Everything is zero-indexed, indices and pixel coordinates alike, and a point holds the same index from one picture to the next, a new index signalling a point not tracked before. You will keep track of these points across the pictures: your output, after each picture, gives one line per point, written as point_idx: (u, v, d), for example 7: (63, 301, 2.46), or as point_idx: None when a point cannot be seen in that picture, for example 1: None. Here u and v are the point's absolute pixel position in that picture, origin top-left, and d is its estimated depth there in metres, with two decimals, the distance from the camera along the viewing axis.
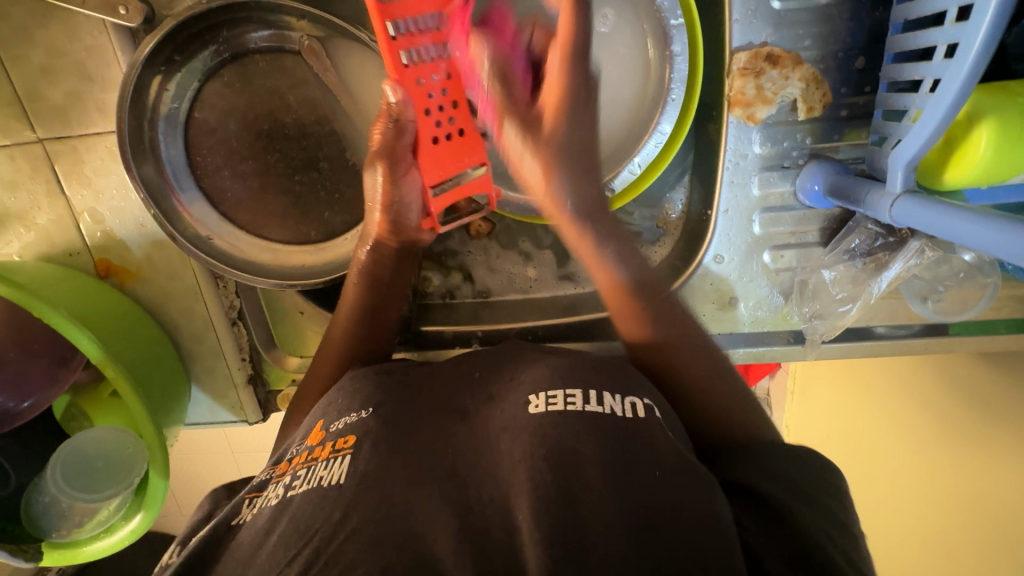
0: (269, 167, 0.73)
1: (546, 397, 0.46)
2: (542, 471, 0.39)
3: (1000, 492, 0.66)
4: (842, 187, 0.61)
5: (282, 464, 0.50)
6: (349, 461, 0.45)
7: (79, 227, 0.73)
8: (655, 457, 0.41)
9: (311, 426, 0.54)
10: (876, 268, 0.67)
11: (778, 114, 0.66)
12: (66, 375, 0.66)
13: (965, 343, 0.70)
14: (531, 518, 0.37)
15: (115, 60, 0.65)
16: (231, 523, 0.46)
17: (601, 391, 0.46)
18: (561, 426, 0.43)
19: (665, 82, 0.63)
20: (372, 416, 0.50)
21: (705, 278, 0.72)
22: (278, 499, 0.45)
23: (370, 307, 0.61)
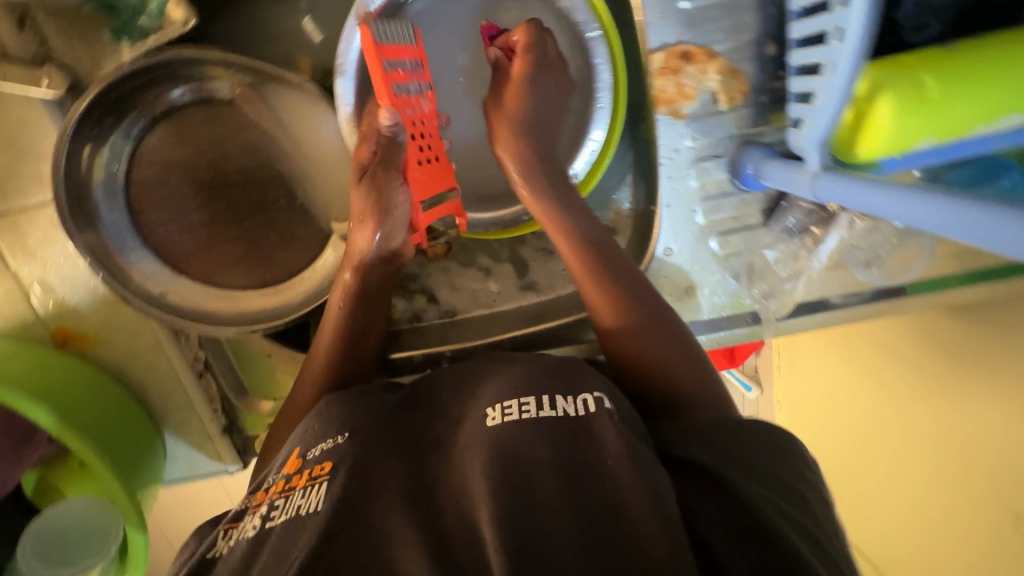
0: (216, 216, 0.73)
1: (501, 409, 0.46)
2: (501, 486, 0.40)
3: (968, 447, 0.68)
4: (769, 169, 0.63)
5: (257, 494, 0.49)
6: (326, 488, 0.44)
7: (31, 299, 0.72)
8: (617, 457, 0.41)
9: (287, 453, 0.52)
10: (812, 244, 0.71)
11: (703, 107, 0.68)
12: (32, 453, 0.65)
13: (919, 301, 0.71)
14: (495, 524, 0.37)
15: (46, 131, 0.66)
16: (207, 558, 0.45)
17: (553, 395, 0.46)
18: (516, 435, 0.43)
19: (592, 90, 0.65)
20: (349, 441, 0.48)
21: (660, 272, 0.74)
22: (255, 532, 0.44)
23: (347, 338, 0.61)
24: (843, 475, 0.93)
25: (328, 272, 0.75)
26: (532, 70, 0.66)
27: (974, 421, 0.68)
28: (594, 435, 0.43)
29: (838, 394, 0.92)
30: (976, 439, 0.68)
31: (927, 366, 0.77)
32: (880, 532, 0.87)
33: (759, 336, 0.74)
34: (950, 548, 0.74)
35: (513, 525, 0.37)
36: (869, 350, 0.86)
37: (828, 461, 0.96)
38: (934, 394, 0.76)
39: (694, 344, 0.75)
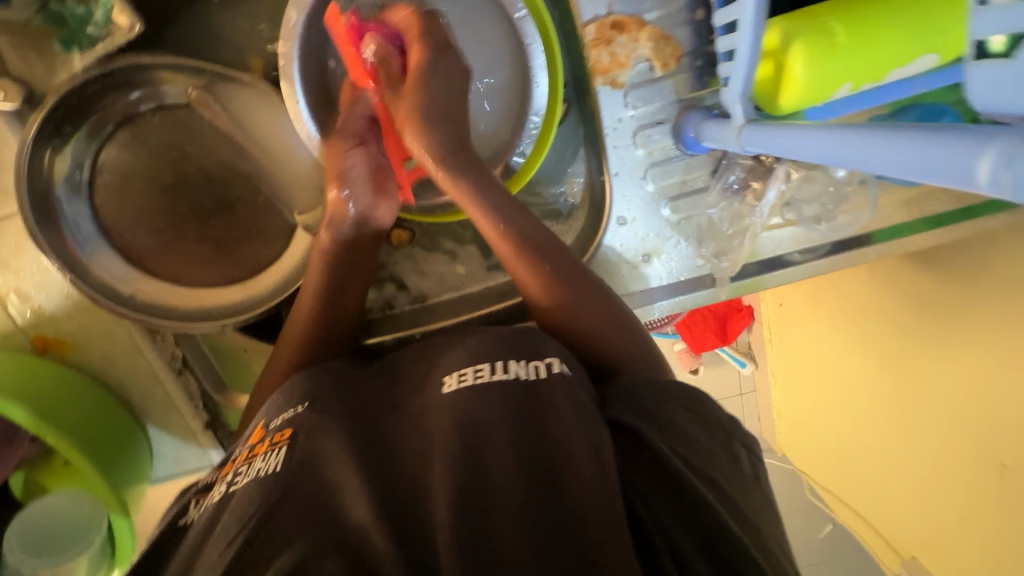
0: (181, 216, 0.75)
1: (457, 375, 0.48)
2: (455, 446, 0.41)
3: (949, 403, 0.68)
4: (706, 130, 0.65)
5: (226, 464, 0.51)
6: (285, 452, 0.45)
7: (8, 310, 0.75)
8: (558, 424, 0.42)
9: (256, 425, 0.54)
10: (754, 199, 0.72)
11: (640, 75, 0.71)
12: (14, 451, 0.68)
13: (885, 249, 0.72)
14: (446, 483, 0.39)
15: (7, 143, 0.68)
16: (179, 525, 0.48)
17: (508, 360, 0.48)
18: (468, 401, 0.45)
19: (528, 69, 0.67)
20: (308, 408, 0.49)
21: (614, 241, 0.76)
22: (221, 496, 0.46)
23: (321, 320, 0.62)
24: (823, 438, 0.92)
25: (293, 264, 0.77)
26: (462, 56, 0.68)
27: (947, 380, 0.68)
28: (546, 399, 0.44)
29: (823, 360, 0.91)
30: (950, 397, 0.67)
31: (899, 331, 0.76)
32: (855, 492, 0.86)
33: (716, 298, 0.76)
34: (933, 511, 0.72)
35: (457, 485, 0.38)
36: (843, 312, 0.85)
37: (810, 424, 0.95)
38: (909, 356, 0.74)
39: (655, 310, 0.77)
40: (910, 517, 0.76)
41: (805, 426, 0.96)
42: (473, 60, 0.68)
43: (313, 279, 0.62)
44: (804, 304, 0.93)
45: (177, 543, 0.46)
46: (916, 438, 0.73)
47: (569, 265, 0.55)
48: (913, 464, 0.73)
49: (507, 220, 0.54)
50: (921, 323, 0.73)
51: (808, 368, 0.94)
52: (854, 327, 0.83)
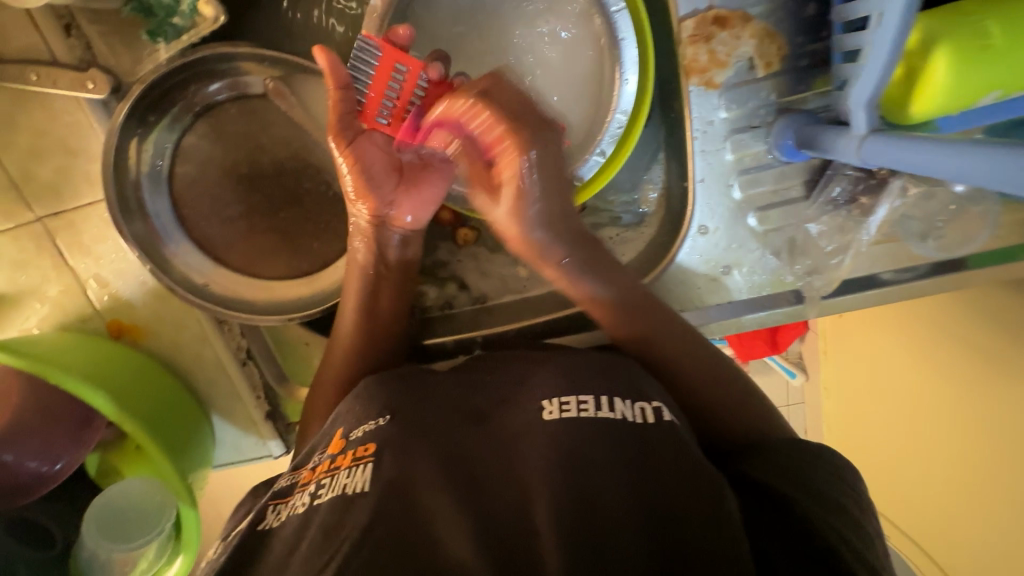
0: (253, 207, 0.75)
1: (558, 403, 0.46)
2: (560, 480, 0.40)
3: None
4: (815, 137, 0.60)
5: (305, 472, 0.50)
6: (371, 469, 0.44)
7: (88, 293, 0.77)
8: (675, 467, 0.41)
9: (331, 433, 0.53)
10: (861, 215, 0.67)
11: (738, 75, 0.66)
12: (91, 435, 0.70)
13: (979, 275, 0.66)
14: (551, 512, 0.38)
15: (93, 132, 0.69)
16: (258, 530, 0.47)
17: (611, 397, 0.46)
18: (574, 434, 0.43)
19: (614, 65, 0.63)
20: (391, 422, 0.48)
21: (694, 250, 0.71)
22: (305, 509, 0.45)
23: (372, 328, 0.63)
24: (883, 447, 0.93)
25: None
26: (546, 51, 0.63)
27: None
28: (666, 445, 0.43)
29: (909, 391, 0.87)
30: None
31: (930, 351, 0.84)
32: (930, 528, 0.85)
33: (801, 316, 0.70)
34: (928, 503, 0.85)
35: (568, 519, 0.37)
36: (899, 335, 0.89)
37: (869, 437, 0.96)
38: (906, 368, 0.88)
39: (744, 323, 0.71)
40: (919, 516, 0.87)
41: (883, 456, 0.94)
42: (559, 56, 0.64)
43: (351, 293, 0.62)
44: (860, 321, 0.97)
45: (262, 549, 0.45)
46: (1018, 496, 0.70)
47: (654, 305, 0.55)
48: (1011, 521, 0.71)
49: (604, 279, 0.56)
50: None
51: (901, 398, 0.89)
52: (917, 353, 0.85)
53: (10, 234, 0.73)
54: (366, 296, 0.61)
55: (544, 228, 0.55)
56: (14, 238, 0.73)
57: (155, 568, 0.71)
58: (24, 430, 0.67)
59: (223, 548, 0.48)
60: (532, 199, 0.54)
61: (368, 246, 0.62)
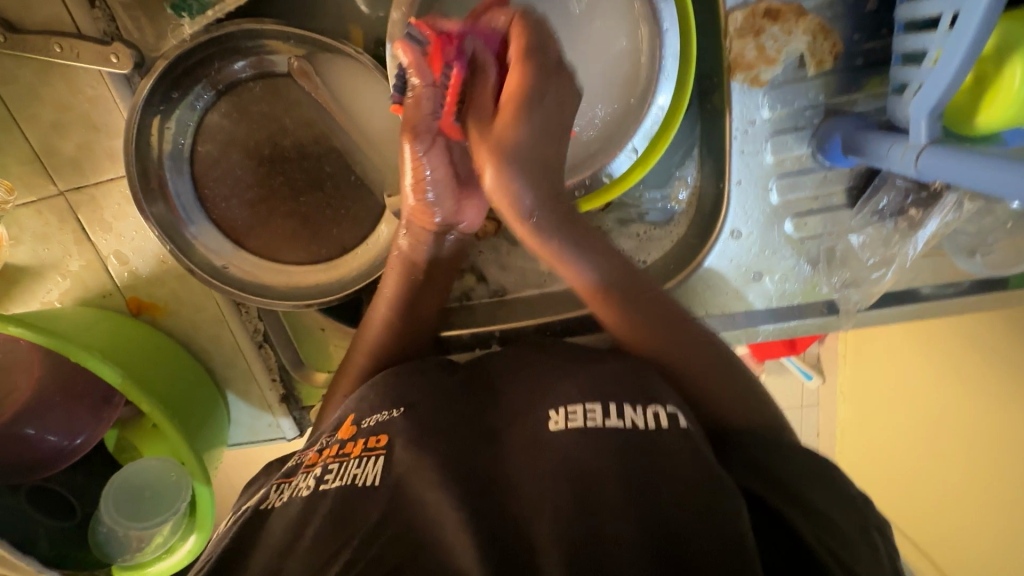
0: (274, 191, 0.73)
1: (565, 413, 0.46)
2: (563, 494, 0.40)
3: None
4: (864, 142, 0.56)
5: (312, 454, 0.52)
6: (382, 463, 0.47)
7: (108, 270, 0.77)
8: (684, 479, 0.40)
9: (341, 419, 0.55)
10: (909, 228, 0.63)
11: (786, 72, 0.62)
12: (110, 412, 0.69)
13: None
14: (553, 527, 0.38)
15: (116, 108, 0.68)
16: (260, 508, 0.48)
17: (621, 403, 0.45)
18: (595, 444, 0.43)
19: (655, 59, 0.59)
20: (404, 415, 0.51)
21: (724, 255, 0.68)
22: (310, 492, 0.46)
23: (404, 327, 0.64)
24: (895, 458, 0.94)
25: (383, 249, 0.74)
26: (579, 41, 0.60)
27: None
28: (669, 452, 0.41)
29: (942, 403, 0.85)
30: None
31: (960, 377, 0.82)
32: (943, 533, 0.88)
33: (834, 328, 0.68)
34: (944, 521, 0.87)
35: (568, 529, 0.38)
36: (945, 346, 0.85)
37: (880, 447, 0.97)
38: (935, 391, 0.86)
39: (758, 333, 0.69)
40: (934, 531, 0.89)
41: (897, 463, 0.94)
42: (594, 45, 0.61)
43: (388, 289, 0.62)
44: (902, 332, 0.92)
45: (263, 525, 0.46)
46: None
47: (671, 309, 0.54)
48: None
49: (591, 263, 0.54)
50: None
51: (924, 407, 0.88)
52: (958, 367, 0.82)
53: (33, 208, 0.73)
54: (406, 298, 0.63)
55: (534, 196, 0.52)
56: (38, 212, 0.73)
57: (171, 544, 0.71)
58: (47, 404, 0.68)
59: (230, 523, 0.49)
60: (518, 158, 0.51)
61: (413, 244, 0.61)
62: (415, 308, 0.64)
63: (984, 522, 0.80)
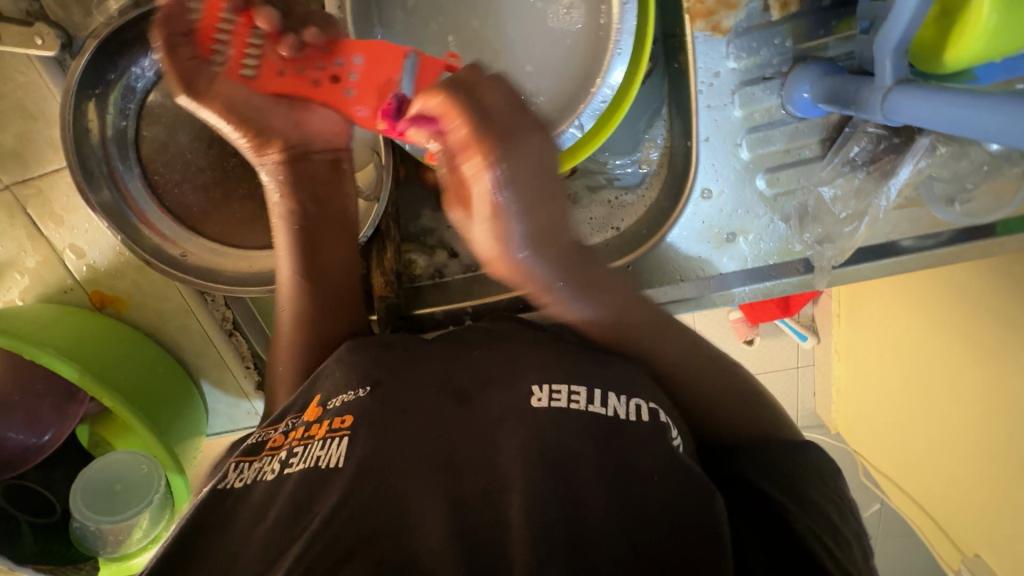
0: (228, 173, 0.70)
1: (549, 391, 0.46)
2: (540, 478, 0.40)
3: None
4: (835, 88, 0.53)
5: (276, 436, 0.50)
6: (346, 445, 0.45)
7: (65, 264, 0.74)
8: (664, 468, 0.41)
9: (308, 397, 0.53)
10: (882, 176, 0.60)
11: (750, 18, 0.59)
12: (76, 409, 0.69)
13: (1003, 244, 0.62)
14: (525, 511, 0.38)
15: (50, 94, 0.65)
16: (219, 489, 0.46)
17: (605, 390, 0.46)
18: (569, 425, 0.43)
19: (612, 33, 0.56)
20: (369, 395, 0.49)
21: (696, 216, 0.65)
22: (275, 475, 0.45)
23: (320, 287, 0.59)
24: (886, 421, 0.95)
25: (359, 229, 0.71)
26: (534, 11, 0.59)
27: None
28: (638, 437, 0.43)
29: (918, 362, 0.86)
30: None
31: (947, 336, 0.81)
32: (908, 477, 0.93)
33: (810, 286, 0.66)
34: (913, 472, 0.92)
35: (542, 520, 0.38)
36: (932, 305, 0.83)
37: (863, 408, 0.99)
38: (925, 347, 0.85)
39: (733, 296, 0.67)
40: (925, 491, 0.90)
41: (871, 415, 0.98)
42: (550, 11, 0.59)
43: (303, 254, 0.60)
44: (891, 287, 0.91)
45: (222, 509, 0.45)
46: (984, 475, 0.77)
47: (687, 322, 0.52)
48: (976, 490, 0.79)
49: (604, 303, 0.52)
50: None
51: (902, 366, 0.89)
52: (937, 331, 0.82)
53: None
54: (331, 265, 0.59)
55: (527, 245, 0.47)
56: None
57: (154, 533, 0.71)
58: (7, 405, 0.67)
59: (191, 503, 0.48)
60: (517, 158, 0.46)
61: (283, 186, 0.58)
62: (319, 262, 0.58)
63: (939, 474, 0.86)
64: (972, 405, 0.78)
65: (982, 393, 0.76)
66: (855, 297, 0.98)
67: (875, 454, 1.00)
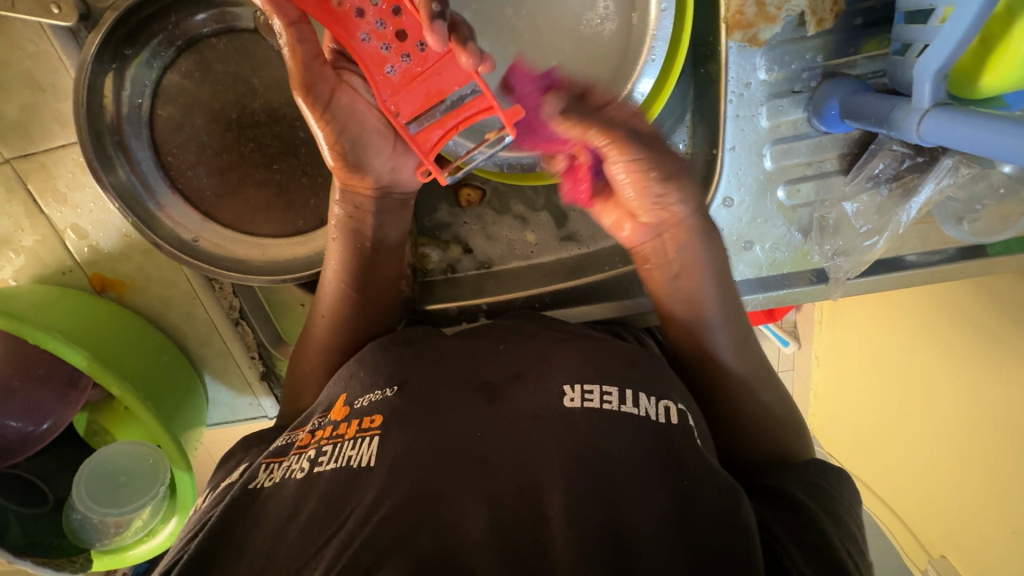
0: (243, 158, 0.67)
1: (582, 391, 0.44)
2: (583, 483, 0.39)
3: (1008, 491, 0.71)
4: (864, 105, 0.55)
5: (303, 435, 0.49)
6: (377, 444, 0.43)
7: (66, 245, 0.71)
8: (695, 473, 0.40)
9: (332, 399, 0.52)
10: (903, 195, 0.61)
11: (785, 32, 0.60)
12: (78, 396, 0.66)
13: (1005, 263, 0.64)
14: (567, 514, 0.37)
15: (62, 67, 0.62)
16: (250, 488, 0.45)
17: (636, 391, 0.45)
18: (603, 427, 0.42)
19: (648, 40, 0.56)
20: (397, 395, 0.47)
21: (716, 224, 0.66)
22: (304, 475, 0.44)
23: (363, 292, 0.59)
24: (871, 427, 0.96)
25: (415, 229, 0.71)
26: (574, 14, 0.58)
27: (1010, 471, 0.70)
28: (675, 440, 0.42)
29: (902, 374, 0.87)
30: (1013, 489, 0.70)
31: (929, 350, 0.82)
32: (886, 485, 0.95)
33: (823, 296, 0.67)
34: (890, 481, 0.94)
35: (584, 524, 0.37)
36: (915, 318, 0.85)
37: (849, 413, 1.01)
38: (909, 359, 0.86)
39: (745, 304, 0.67)
40: (902, 495, 0.91)
41: (854, 423, 1.00)
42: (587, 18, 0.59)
43: (339, 263, 0.59)
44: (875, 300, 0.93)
45: (251, 508, 0.44)
46: (960, 487, 0.79)
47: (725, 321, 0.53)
48: (951, 500, 0.81)
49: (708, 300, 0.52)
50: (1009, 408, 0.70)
51: (885, 377, 0.91)
52: (920, 344, 0.84)
53: None
54: (363, 262, 0.59)
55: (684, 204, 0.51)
56: None
57: (151, 527, 0.69)
58: (6, 390, 0.64)
59: (216, 502, 0.47)
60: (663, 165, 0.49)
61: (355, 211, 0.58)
62: (370, 274, 0.59)
63: (916, 483, 0.88)
64: (959, 418, 0.77)
65: (960, 406, 0.77)
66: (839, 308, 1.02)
67: (855, 462, 1.02)
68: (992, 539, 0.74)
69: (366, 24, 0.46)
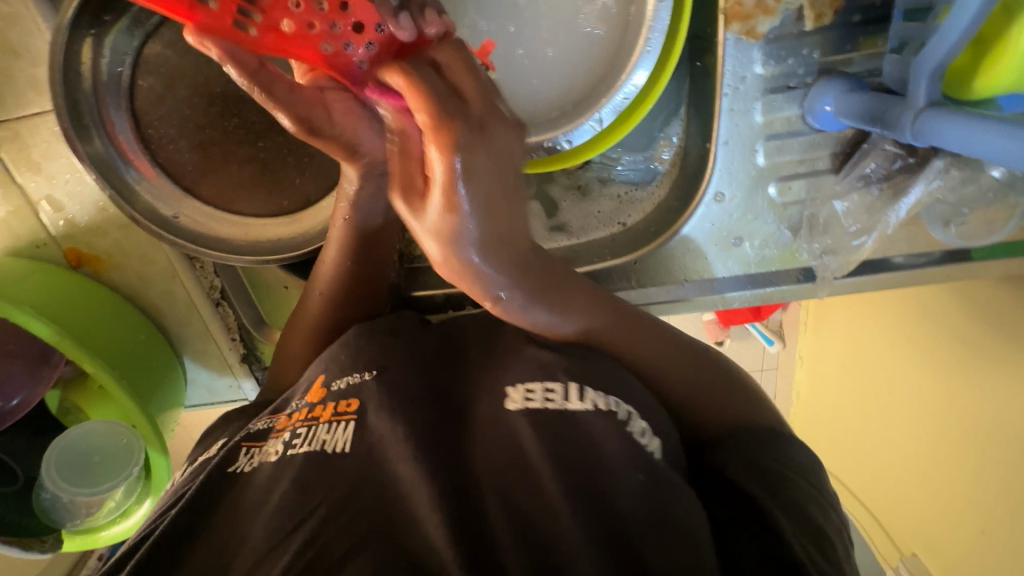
0: (228, 134, 0.65)
1: (523, 392, 0.42)
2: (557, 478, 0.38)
3: (982, 494, 0.72)
4: (861, 105, 0.55)
5: (280, 419, 0.48)
6: (354, 430, 0.43)
7: (41, 217, 0.69)
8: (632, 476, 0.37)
9: (312, 379, 0.51)
10: (893, 195, 0.61)
11: (783, 26, 0.59)
12: (50, 372, 0.65)
13: (987, 267, 0.65)
14: (528, 513, 0.36)
15: (40, 31, 0.60)
16: (225, 470, 0.44)
17: (583, 386, 0.42)
18: (540, 428, 0.40)
19: (641, 31, 0.54)
20: (375, 378, 0.46)
21: (706, 219, 0.66)
22: (278, 457, 0.43)
23: (350, 275, 0.59)
24: (853, 429, 0.97)
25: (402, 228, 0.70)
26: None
27: (986, 475, 0.71)
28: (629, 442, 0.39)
29: (884, 376, 0.88)
30: (988, 491, 0.71)
31: (907, 353, 0.83)
32: (867, 488, 0.96)
33: (811, 295, 0.68)
34: (872, 484, 0.94)
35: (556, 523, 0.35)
36: (896, 322, 0.86)
37: (838, 409, 1.00)
38: (889, 362, 0.87)
39: (731, 301, 0.68)
40: (881, 497, 0.92)
41: (838, 426, 1.01)
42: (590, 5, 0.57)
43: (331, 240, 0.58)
44: (856, 304, 0.93)
45: (220, 491, 0.43)
46: (938, 489, 0.79)
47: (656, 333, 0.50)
48: (930, 503, 0.82)
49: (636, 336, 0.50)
50: (984, 412, 0.71)
51: (867, 380, 0.92)
52: (901, 348, 0.84)
53: None
54: (346, 242, 0.57)
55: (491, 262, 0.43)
56: None
57: (125, 508, 0.68)
58: None
59: (187, 485, 0.46)
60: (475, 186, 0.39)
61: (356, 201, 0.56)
62: (363, 260, 0.59)
63: (895, 485, 0.89)
64: (938, 420, 0.78)
65: (938, 410, 0.78)
66: (823, 308, 1.02)
67: (836, 464, 1.03)
68: (967, 541, 0.75)
69: (323, 32, 0.41)
